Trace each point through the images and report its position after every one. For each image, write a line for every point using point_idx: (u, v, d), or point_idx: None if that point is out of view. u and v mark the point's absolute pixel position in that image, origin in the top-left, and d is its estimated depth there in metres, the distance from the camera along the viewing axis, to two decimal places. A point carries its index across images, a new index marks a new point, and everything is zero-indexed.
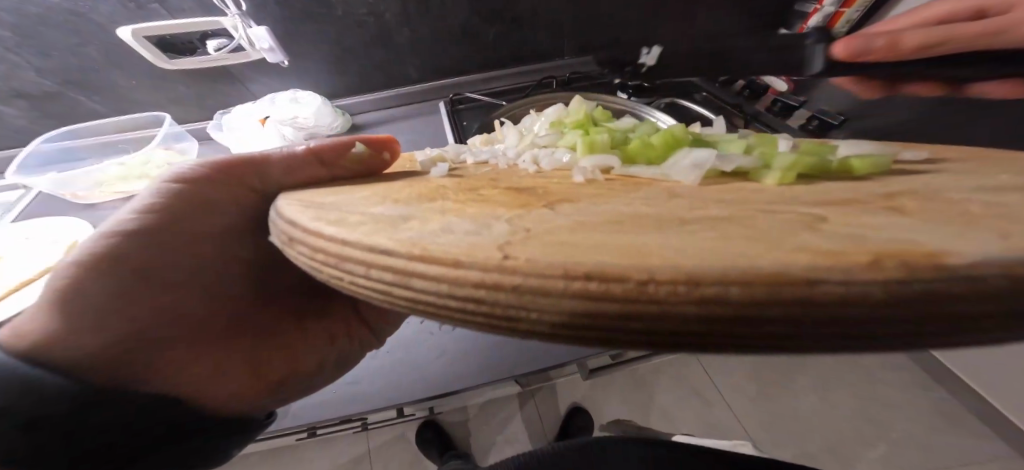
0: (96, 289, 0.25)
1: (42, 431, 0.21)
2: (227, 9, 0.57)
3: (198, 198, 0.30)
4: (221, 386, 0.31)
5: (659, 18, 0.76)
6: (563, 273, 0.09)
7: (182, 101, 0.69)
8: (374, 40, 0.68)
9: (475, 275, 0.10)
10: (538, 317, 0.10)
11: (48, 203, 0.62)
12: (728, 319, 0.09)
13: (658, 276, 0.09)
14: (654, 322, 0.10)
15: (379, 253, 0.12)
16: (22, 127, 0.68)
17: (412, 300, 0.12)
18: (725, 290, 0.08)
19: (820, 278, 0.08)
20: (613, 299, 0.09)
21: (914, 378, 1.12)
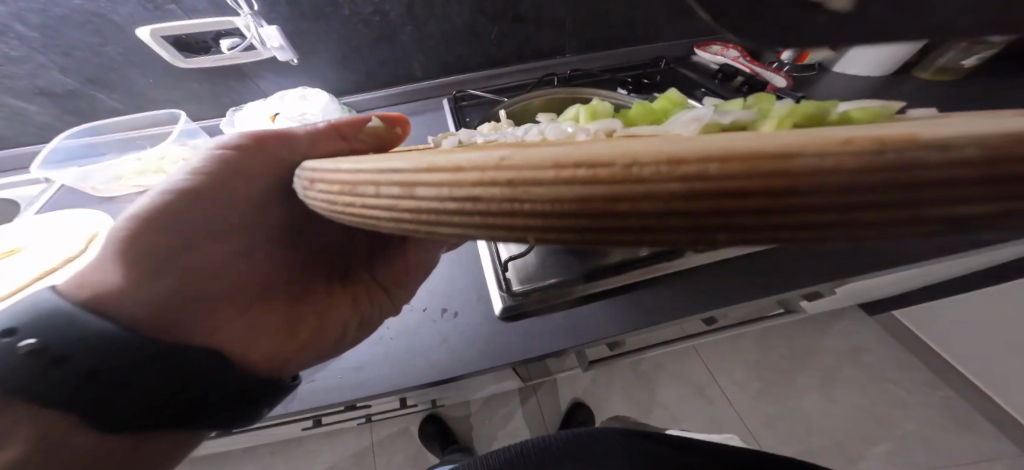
0: (141, 251, 0.28)
1: (95, 378, 0.26)
2: (240, 9, 0.58)
3: (237, 166, 0.31)
4: (252, 347, 0.34)
5: (661, 15, 0.78)
6: (554, 162, 0.10)
7: (196, 98, 0.71)
8: (381, 38, 0.69)
9: (475, 175, 0.11)
10: (533, 210, 0.11)
11: (68, 197, 0.65)
12: (711, 196, 0.09)
13: (642, 158, 0.09)
14: (639, 209, 0.10)
15: (387, 172, 0.13)
16: (45, 124, 0.70)
17: (415, 211, 0.13)
18: (706, 166, 0.09)
19: (798, 153, 0.08)
20: (603, 182, 0.10)
21: (923, 377, 1.11)
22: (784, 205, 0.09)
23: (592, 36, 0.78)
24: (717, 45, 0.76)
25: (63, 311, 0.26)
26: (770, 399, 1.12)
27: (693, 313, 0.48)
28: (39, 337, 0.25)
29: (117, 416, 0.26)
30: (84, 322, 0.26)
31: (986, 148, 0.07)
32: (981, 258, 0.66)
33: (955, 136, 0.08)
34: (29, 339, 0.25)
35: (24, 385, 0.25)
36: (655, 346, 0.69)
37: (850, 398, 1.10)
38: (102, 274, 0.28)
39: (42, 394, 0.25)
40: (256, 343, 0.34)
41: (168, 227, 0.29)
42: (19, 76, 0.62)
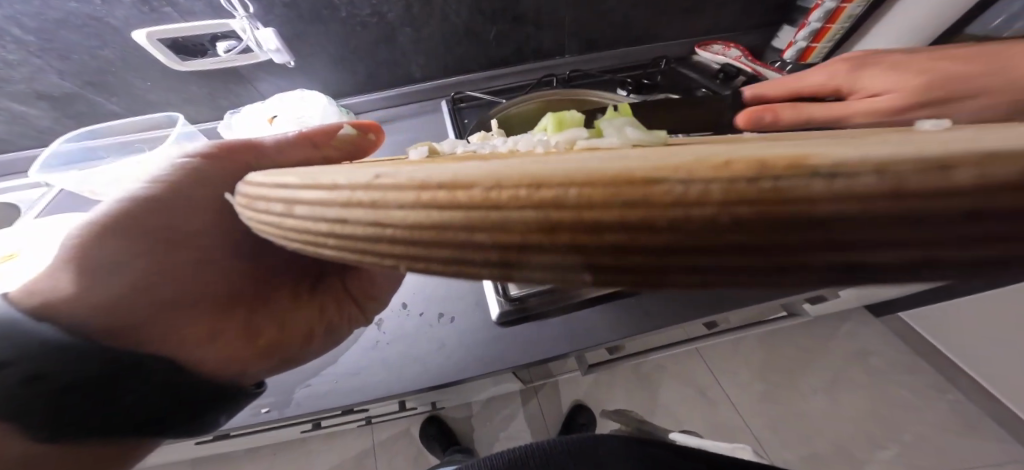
0: (102, 259, 0.28)
1: (43, 386, 0.26)
2: (236, 12, 0.58)
3: (203, 173, 0.32)
4: (214, 351, 0.33)
5: (662, 15, 0.77)
6: (416, 185, 0.09)
7: (195, 101, 0.71)
8: (379, 39, 0.69)
9: (344, 193, 0.10)
10: (399, 237, 0.10)
11: (68, 200, 0.65)
12: (570, 224, 0.08)
13: (507, 179, 0.08)
14: (503, 235, 0.09)
15: (290, 187, 0.12)
16: (45, 127, 0.70)
17: (303, 228, 0.12)
18: (565, 190, 0.08)
19: (665, 177, 0.07)
20: (460, 207, 0.09)
21: (929, 381, 1.10)
22: (666, 232, 0.08)
23: (591, 35, 0.78)
24: (719, 45, 0.76)
25: (13, 320, 0.26)
26: (776, 401, 1.10)
27: (695, 317, 0.48)
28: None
29: (77, 419, 0.28)
30: (35, 332, 0.26)
31: (897, 172, 0.06)
32: None
33: (864, 158, 0.06)
34: None
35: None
36: (657, 349, 0.69)
37: (855, 402, 1.08)
38: (51, 282, 0.27)
39: None
40: (218, 347, 0.34)
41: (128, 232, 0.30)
42: (18, 79, 0.62)
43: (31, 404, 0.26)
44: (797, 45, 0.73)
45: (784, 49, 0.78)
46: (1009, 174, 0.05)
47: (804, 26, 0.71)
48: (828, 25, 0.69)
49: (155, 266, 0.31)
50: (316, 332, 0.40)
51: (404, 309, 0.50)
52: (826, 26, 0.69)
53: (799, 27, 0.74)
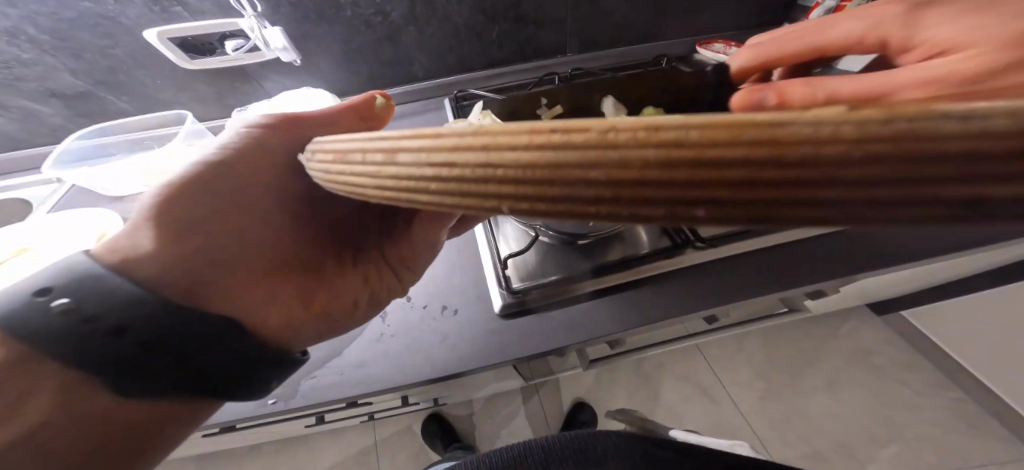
0: (177, 218, 0.32)
1: (121, 341, 0.28)
2: (244, 11, 0.59)
3: (263, 139, 0.35)
4: (271, 313, 0.36)
5: (663, 15, 0.78)
6: (527, 129, 0.10)
7: (203, 99, 0.73)
8: (383, 39, 0.70)
9: (452, 140, 0.11)
10: (507, 176, 0.11)
11: (80, 195, 0.66)
12: (684, 165, 0.09)
13: (621, 124, 0.09)
14: (619, 170, 0.10)
15: (378, 139, 0.14)
16: (57, 125, 0.72)
17: (394, 175, 0.13)
18: (686, 131, 0.09)
19: (790, 118, 0.08)
20: (581, 147, 0.10)
21: (932, 379, 1.10)
22: (787, 175, 0.09)
23: (593, 35, 0.79)
24: (719, 44, 0.77)
25: (95, 272, 0.28)
26: (777, 398, 1.11)
27: (693, 313, 0.48)
28: (71, 298, 0.27)
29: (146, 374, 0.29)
30: (119, 286, 0.28)
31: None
32: (990, 255, 0.65)
33: (993, 107, 0.07)
34: (61, 299, 0.27)
35: (64, 342, 0.27)
36: (657, 345, 0.69)
37: (856, 398, 1.09)
38: (136, 240, 0.31)
39: (80, 352, 0.28)
40: (275, 310, 0.36)
41: (198, 196, 0.33)
42: (31, 78, 0.63)
43: (112, 354, 0.28)
44: None
45: None
46: None
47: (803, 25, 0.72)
48: None
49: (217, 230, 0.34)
50: (359, 300, 0.42)
51: (408, 301, 0.52)
52: None
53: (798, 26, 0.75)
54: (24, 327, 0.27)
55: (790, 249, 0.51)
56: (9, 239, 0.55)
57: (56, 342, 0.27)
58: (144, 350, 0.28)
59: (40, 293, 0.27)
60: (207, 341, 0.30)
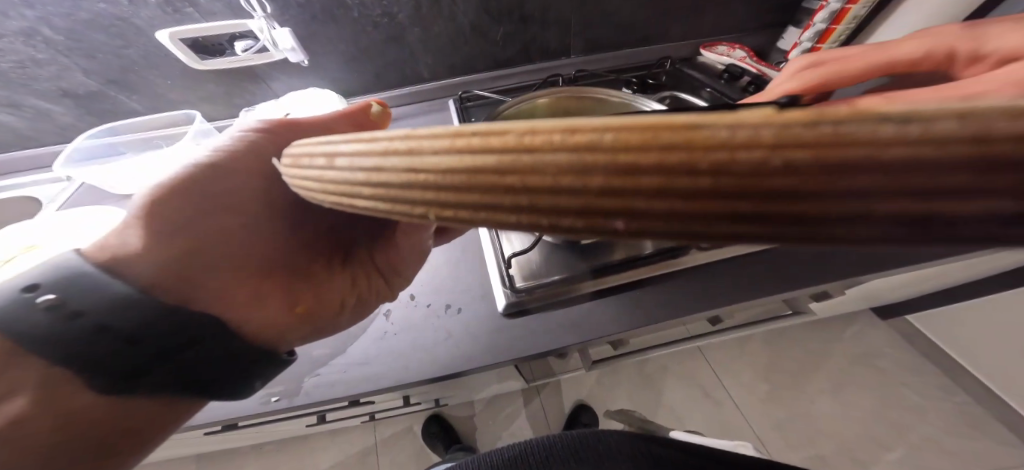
0: (162, 218, 0.33)
1: (107, 338, 0.28)
2: (254, 12, 0.60)
3: (255, 143, 0.36)
4: (252, 317, 0.36)
5: (667, 17, 0.78)
6: (452, 134, 0.10)
7: (211, 99, 0.73)
8: (389, 39, 0.71)
9: (390, 144, 0.12)
10: (429, 180, 0.11)
11: (89, 193, 0.67)
12: (603, 170, 0.09)
13: (539, 127, 0.09)
14: (536, 177, 0.10)
15: (334, 142, 0.15)
16: (68, 124, 0.72)
17: (340, 181, 0.14)
18: (604, 135, 0.09)
19: (707, 122, 0.08)
20: (495, 150, 0.10)
21: (936, 383, 1.09)
22: (708, 175, 0.09)
23: (597, 36, 0.79)
24: (723, 46, 0.78)
25: (81, 267, 0.29)
26: (779, 400, 1.10)
27: (697, 314, 0.49)
28: (58, 294, 0.28)
29: (122, 375, 0.29)
30: (100, 282, 0.29)
31: (960, 125, 0.06)
32: (996, 258, 0.65)
33: (910, 108, 0.07)
34: (47, 295, 0.28)
35: (48, 338, 0.28)
36: (660, 346, 0.69)
37: (862, 402, 1.08)
38: (124, 238, 0.32)
39: (64, 349, 0.28)
40: (255, 315, 0.36)
41: (187, 198, 0.34)
42: (43, 78, 0.64)
43: (97, 352, 0.29)
44: (801, 45, 0.75)
45: (789, 50, 0.79)
46: (989, 128, 0.06)
47: (808, 26, 0.72)
48: (832, 26, 0.70)
49: (206, 230, 0.34)
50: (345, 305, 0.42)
51: (412, 299, 0.52)
52: (831, 27, 0.70)
53: (803, 29, 0.75)
54: (9, 323, 0.28)
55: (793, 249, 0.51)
56: (17, 235, 0.55)
57: (41, 339, 0.28)
58: (124, 347, 0.29)
59: (28, 289, 0.28)
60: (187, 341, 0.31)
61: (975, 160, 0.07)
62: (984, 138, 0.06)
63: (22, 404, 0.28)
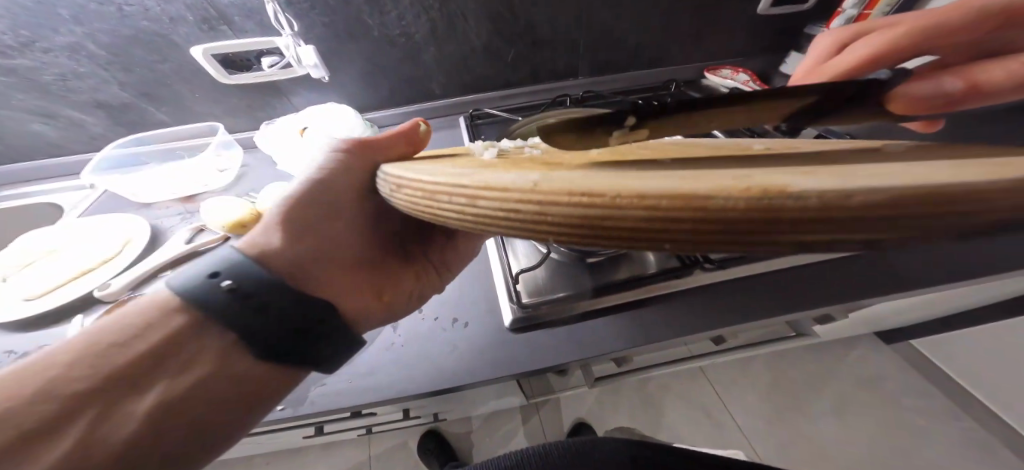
0: (284, 221, 0.35)
1: (263, 311, 0.30)
2: (283, 31, 0.63)
3: (347, 161, 0.35)
4: (355, 303, 0.39)
5: (673, 41, 0.82)
6: (566, 191, 0.13)
7: (234, 112, 0.76)
8: (407, 57, 0.73)
9: (514, 194, 0.14)
10: (548, 224, 0.13)
11: (111, 201, 0.69)
12: (668, 220, 0.12)
13: (623, 194, 0.12)
14: (619, 225, 0.12)
15: (452, 184, 0.16)
16: (97, 134, 0.74)
17: (469, 216, 0.15)
18: (663, 200, 0.11)
19: (715, 197, 0.11)
20: (591, 205, 0.12)
21: (941, 407, 1.07)
22: (731, 229, 0.11)
23: (607, 59, 0.82)
24: (727, 70, 0.81)
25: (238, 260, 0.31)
26: (784, 423, 1.08)
27: (700, 333, 0.49)
28: (235, 278, 0.30)
29: (268, 348, 0.31)
30: (256, 272, 0.31)
31: (827, 198, 0.10)
32: (998, 284, 0.65)
33: (810, 191, 0.10)
34: (228, 280, 0.30)
35: (229, 319, 0.30)
36: (664, 364, 0.69)
37: (868, 428, 1.05)
38: (266, 237, 0.35)
39: (234, 320, 0.30)
40: (358, 300, 0.40)
41: (304, 205, 0.36)
42: (81, 90, 0.67)
43: (254, 323, 0.30)
44: None
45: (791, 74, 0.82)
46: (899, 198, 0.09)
47: None
48: None
49: (315, 235, 0.36)
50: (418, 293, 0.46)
51: (420, 312, 0.52)
52: None
53: None
54: (198, 299, 0.30)
55: (797, 270, 0.51)
56: (32, 243, 0.58)
57: (223, 320, 0.30)
58: (281, 324, 0.31)
59: (212, 276, 0.31)
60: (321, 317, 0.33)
61: (888, 221, 0.10)
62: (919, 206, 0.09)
63: (204, 365, 0.30)
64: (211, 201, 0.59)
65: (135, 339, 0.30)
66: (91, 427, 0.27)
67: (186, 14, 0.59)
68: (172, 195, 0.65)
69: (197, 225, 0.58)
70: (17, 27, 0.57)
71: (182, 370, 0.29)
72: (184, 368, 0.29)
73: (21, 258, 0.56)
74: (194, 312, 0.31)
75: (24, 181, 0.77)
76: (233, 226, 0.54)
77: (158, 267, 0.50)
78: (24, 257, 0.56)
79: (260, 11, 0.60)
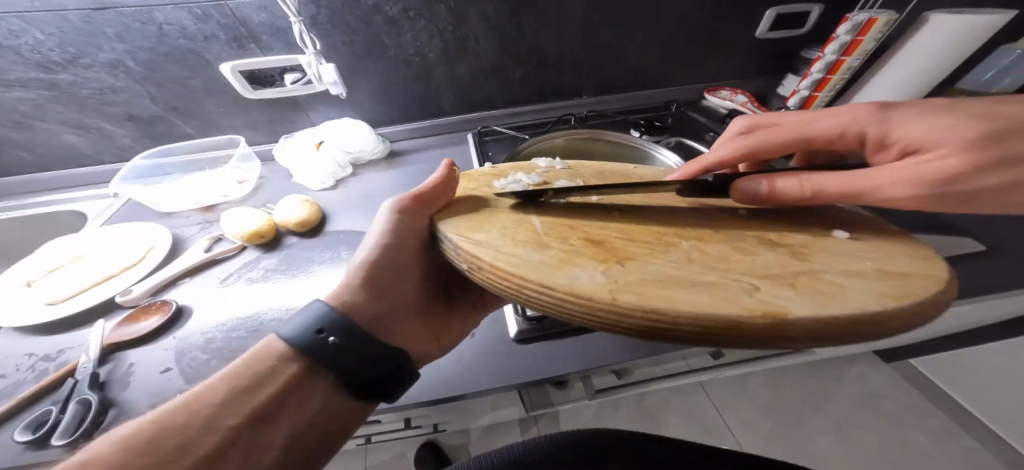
0: (353, 283, 0.39)
1: (364, 359, 0.34)
2: (306, 49, 0.66)
3: (405, 219, 0.39)
4: (421, 348, 0.44)
5: (675, 65, 0.86)
6: (629, 306, 0.24)
7: (255, 127, 0.78)
8: (421, 75, 0.77)
9: (597, 302, 0.24)
10: (616, 320, 0.25)
11: (134, 210, 0.71)
12: (682, 328, 0.24)
13: (659, 311, 0.24)
14: (655, 326, 0.24)
15: (545, 285, 0.26)
16: (126, 146, 0.77)
17: (556, 305, 0.26)
18: (681, 319, 0.23)
19: (712, 322, 0.23)
20: (643, 318, 0.24)
21: (942, 425, 1.07)
22: (707, 334, 0.24)
23: (611, 81, 0.86)
24: (726, 91, 0.85)
25: (330, 312, 0.35)
26: (787, 442, 1.08)
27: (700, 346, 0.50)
28: (340, 333, 0.34)
29: (361, 393, 0.34)
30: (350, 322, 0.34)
31: (753, 327, 0.23)
32: (991, 305, 0.67)
33: (745, 321, 0.23)
34: (333, 335, 0.33)
35: (328, 364, 0.33)
36: (662, 378, 0.70)
37: (868, 447, 1.05)
38: (346, 297, 0.38)
39: (338, 369, 0.33)
40: (422, 345, 0.44)
41: (370, 266, 0.40)
42: (116, 104, 0.70)
43: (356, 372, 0.33)
44: (800, 92, 0.82)
45: (789, 96, 0.86)
46: (782, 329, 0.23)
47: (807, 75, 0.81)
48: (828, 75, 0.78)
49: (381, 290, 0.41)
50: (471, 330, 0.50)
51: None
52: (827, 77, 0.78)
53: (803, 76, 0.83)
54: (306, 350, 0.33)
55: None
56: (56, 250, 0.59)
57: (324, 367, 0.33)
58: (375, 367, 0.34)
59: (317, 331, 0.33)
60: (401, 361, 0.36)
61: (774, 335, 0.23)
62: (784, 333, 0.23)
63: (315, 406, 0.33)
64: (230, 211, 0.61)
65: (255, 388, 0.31)
66: (243, 459, 0.29)
67: (218, 32, 0.63)
68: (192, 205, 0.68)
69: (216, 235, 0.61)
70: (64, 44, 0.60)
71: (297, 411, 0.32)
72: (300, 408, 0.32)
73: (43, 263, 0.57)
74: (306, 363, 0.33)
75: (46, 190, 0.78)
76: (249, 236, 0.57)
77: (180, 274, 0.54)
78: (46, 263, 0.58)
79: (288, 30, 0.64)
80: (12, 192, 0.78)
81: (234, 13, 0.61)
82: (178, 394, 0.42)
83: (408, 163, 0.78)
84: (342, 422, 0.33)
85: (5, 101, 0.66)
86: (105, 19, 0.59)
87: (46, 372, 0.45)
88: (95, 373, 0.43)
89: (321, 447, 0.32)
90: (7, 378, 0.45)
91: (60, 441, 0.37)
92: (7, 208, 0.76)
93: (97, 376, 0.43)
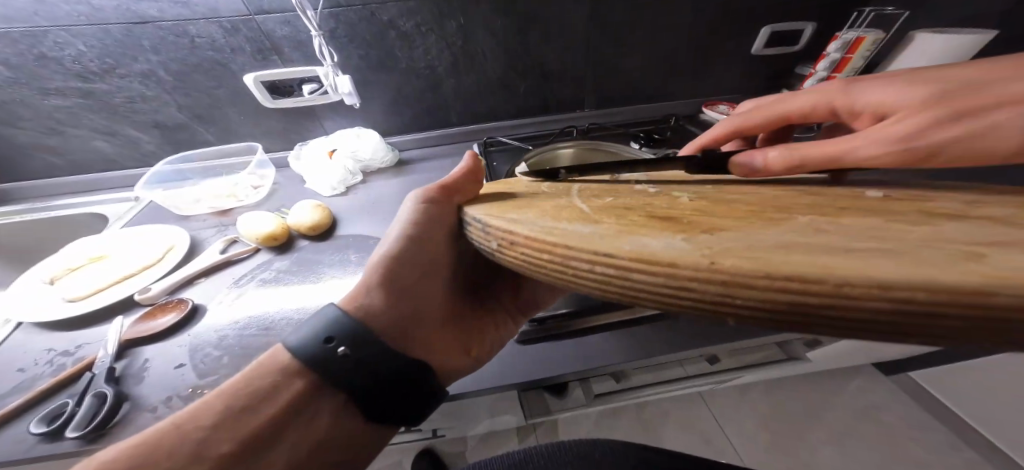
0: (372, 284, 0.40)
1: (377, 371, 0.35)
2: (324, 61, 0.69)
3: (431, 213, 0.39)
4: (445, 357, 0.45)
5: (675, 80, 0.89)
6: (766, 274, 0.15)
7: (271, 134, 0.81)
8: (432, 87, 0.80)
9: (688, 272, 0.16)
10: (741, 303, 0.16)
11: (154, 212, 0.73)
12: (904, 314, 0.14)
13: (847, 283, 0.14)
14: (833, 308, 0.15)
15: (603, 257, 0.18)
16: (148, 152, 0.79)
17: (622, 284, 0.18)
18: (909, 293, 0.13)
19: (988, 293, 0.13)
20: (812, 294, 0.15)
21: (942, 437, 1.08)
22: (948, 320, 0.13)
23: (612, 94, 0.89)
24: (723, 106, 0.88)
25: (343, 320, 0.35)
26: (786, 453, 1.08)
27: (696, 351, 0.52)
28: (349, 345, 0.34)
29: (375, 409, 0.35)
30: (361, 332, 0.35)
31: None
32: None
33: None
34: (343, 346, 0.34)
35: (332, 374, 0.34)
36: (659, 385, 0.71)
37: (866, 458, 1.05)
38: (368, 299, 0.39)
39: (349, 382, 0.34)
40: (446, 354, 0.45)
41: (393, 266, 0.40)
42: (145, 111, 0.73)
43: (368, 385, 0.34)
44: None
45: None
46: None
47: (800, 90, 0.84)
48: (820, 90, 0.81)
49: (403, 291, 0.41)
50: (500, 342, 0.50)
51: None
52: None
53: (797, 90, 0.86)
54: (316, 363, 0.34)
55: None
56: (80, 250, 0.61)
57: (332, 377, 0.34)
58: (387, 372, 0.35)
59: (327, 340, 0.34)
60: (422, 370, 0.38)
61: None
62: None
63: (320, 427, 0.34)
64: (246, 214, 0.64)
65: (259, 403, 0.33)
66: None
67: (244, 45, 0.66)
68: (208, 207, 0.70)
69: (231, 237, 0.64)
70: (103, 56, 0.64)
71: (304, 426, 0.33)
72: (307, 424, 0.33)
73: (66, 261, 0.59)
74: (310, 379, 0.34)
75: (68, 192, 0.80)
76: (264, 238, 0.60)
77: (196, 273, 0.56)
78: (70, 261, 0.59)
79: (308, 43, 0.68)
80: (36, 194, 0.80)
81: (259, 26, 0.65)
82: (190, 389, 0.43)
83: (415, 171, 0.80)
84: (352, 443, 0.35)
85: (42, 109, 0.70)
86: (142, 32, 0.63)
87: (63, 367, 0.46)
88: (111, 367, 0.44)
89: (332, 458, 0.34)
90: (27, 372, 0.46)
91: (73, 433, 0.38)
92: (30, 209, 0.78)
93: (114, 371, 0.44)
